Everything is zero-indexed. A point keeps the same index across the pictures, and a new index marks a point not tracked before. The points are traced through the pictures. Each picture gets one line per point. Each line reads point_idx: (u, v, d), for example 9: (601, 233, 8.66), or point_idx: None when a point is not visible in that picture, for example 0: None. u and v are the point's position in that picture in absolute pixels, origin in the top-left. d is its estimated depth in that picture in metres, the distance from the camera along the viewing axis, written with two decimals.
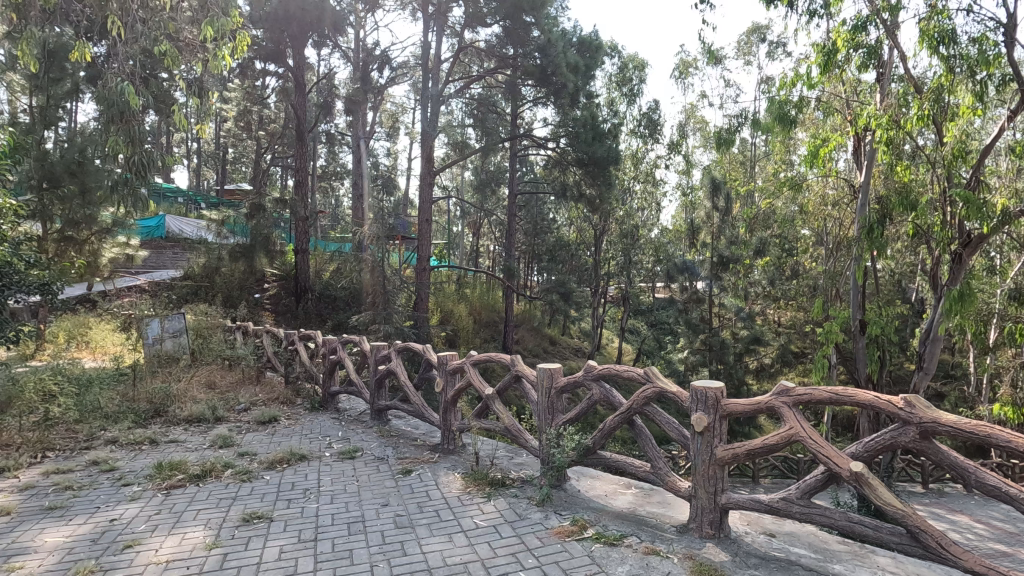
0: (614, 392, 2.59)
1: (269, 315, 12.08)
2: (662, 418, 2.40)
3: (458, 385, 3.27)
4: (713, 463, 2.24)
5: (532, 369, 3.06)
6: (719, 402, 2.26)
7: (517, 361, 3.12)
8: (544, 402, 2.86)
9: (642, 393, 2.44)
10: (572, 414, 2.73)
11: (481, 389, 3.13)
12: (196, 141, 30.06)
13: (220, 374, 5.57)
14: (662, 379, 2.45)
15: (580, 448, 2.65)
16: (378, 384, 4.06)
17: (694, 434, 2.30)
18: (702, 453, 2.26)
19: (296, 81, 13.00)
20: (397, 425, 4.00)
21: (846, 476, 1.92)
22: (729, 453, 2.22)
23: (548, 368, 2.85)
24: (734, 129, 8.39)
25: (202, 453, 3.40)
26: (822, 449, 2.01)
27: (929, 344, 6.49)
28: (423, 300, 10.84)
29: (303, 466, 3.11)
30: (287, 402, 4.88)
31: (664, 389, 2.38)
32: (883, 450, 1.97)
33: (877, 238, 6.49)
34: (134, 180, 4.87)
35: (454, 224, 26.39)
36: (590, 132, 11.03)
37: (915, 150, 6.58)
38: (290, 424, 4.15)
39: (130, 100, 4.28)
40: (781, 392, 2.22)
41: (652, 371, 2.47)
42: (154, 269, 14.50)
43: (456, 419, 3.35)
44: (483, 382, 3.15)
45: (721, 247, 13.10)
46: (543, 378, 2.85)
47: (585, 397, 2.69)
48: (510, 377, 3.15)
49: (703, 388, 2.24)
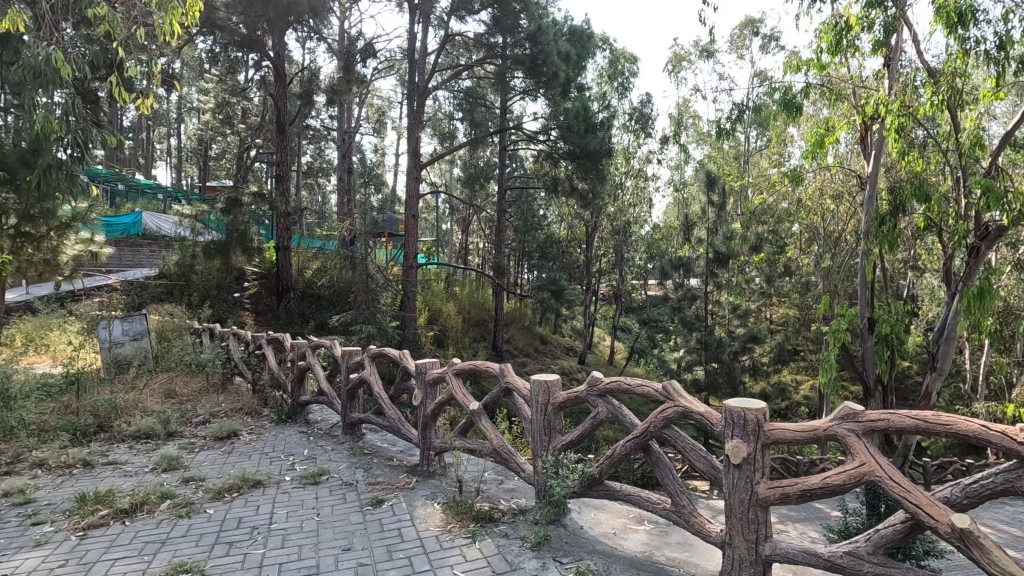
0: (624, 411, 2.22)
1: (248, 315, 11.57)
2: (686, 444, 2.07)
3: (439, 398, 2.84)
4: (753, 504, 1.91)
5: (523, 381, 2.65)
6: (762, 428, 1.91)
7: (507, 371, 2.71)
8: (537, 420, 2.45)
9: (664, 413, 2.09)
10: (573, 436, 2.33)
11: (464, 403, 2.70)
12: (176, 136, 29.33)
13: (180, 382, 5.08)
14: (685, 396, 2.09)
15: (585, 478, 2.28)
16: (352, 395, 3.61)
17: (727, 464, 1.95)
18: (740, 492, 1.92)
19: (276, 72, 12.46)
20: (372, 441, 3.56)
21: (945, 532, 1.58)
22: (776, 493, 1.88)
23: (541, 380, 2.45)
24: (733, 119, 7.99)
25: (141, 477, 2.93)
26: (909, 495, 1.67)
27: (942, 344, 6.17)
28: (409, 298, 10.37)
29: (256, 496, 2.66)
30: (252, 412, 4.41)
31: (689, 408, 2.03)
32: (993, 496, 1.61)
33: (889, 231, 6.14)
34: (73, 164, 4.60)
35: (443, 221, 25.88)
36: (582, 123, 10.58)
37: (928, 137, 6.21)
38: (251, 439, 3.68)
39: (59, 69, 3.76)
40: (845, 417, 1.88)
41: (672, 387, 2.10)
42: (128, 267, 13.91)
43: (437, 437, 2.93)
44: (467, 396, 2.72)
45: (717, 243, 12.72)
46: (536, 392, 2.43)
47: (588, 416, 2.28)
48: (499, 390, 2.73)
49: (741, 409, 1.91)
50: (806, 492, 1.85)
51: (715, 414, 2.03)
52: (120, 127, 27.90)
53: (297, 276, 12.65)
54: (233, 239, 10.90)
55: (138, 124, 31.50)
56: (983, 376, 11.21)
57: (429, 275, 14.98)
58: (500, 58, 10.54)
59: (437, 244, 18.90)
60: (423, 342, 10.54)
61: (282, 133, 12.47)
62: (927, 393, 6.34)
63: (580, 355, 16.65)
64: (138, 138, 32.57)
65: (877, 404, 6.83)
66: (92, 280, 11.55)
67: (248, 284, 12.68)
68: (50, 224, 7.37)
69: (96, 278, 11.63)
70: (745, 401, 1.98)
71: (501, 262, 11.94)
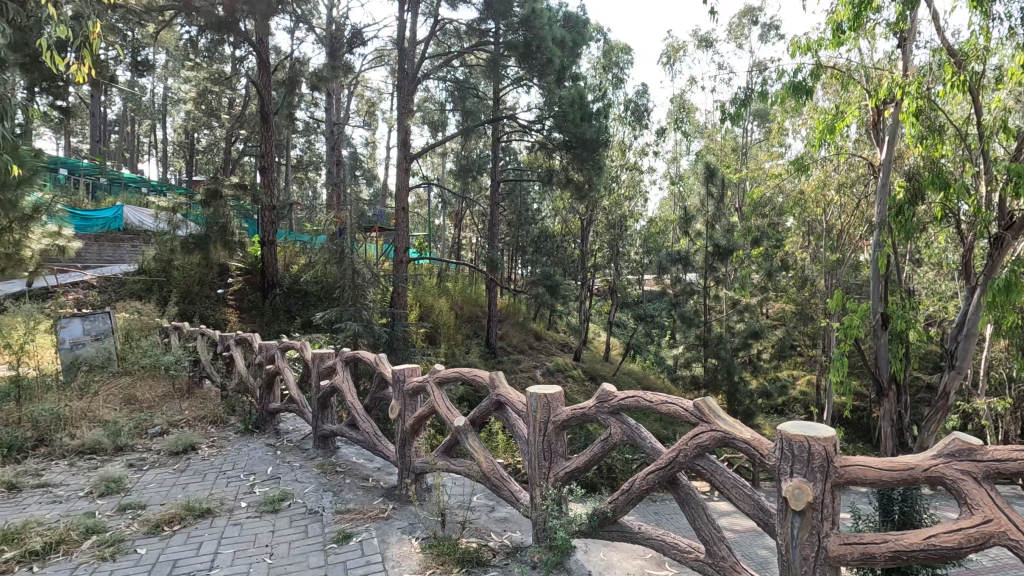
0: (642, 431, 1.93)
1: (232, 311, 11.15)
2: (725, 476, 1.79)
3: (418, 412, 2.47)
4: (819, 560, 1.59)
5: (518, 393, 2.32)
6: (830, 462, 1.58)
7: (499, 380, 2.38)
8: (537, 442, 2.13)
9: (702, 439, 1.79)
10: (581, 462, 2.04)
11: (448, 418, 2.34)
12: (162, 130, 28.67)
13: (140, 386, 4.66)
14: (721, 417, 1.80)
15: (597, 517, 2.02)
16: (323, 404, 3.20)
17: (786, 509, 1.63)
18: (805, 547, 1.60)
19: (259, 59, 11.98)
20: (346, 455, 3.17)
21: None
22: (851, 550, 1.57)
23: (540, 393, 2.12)
24: (738, 105, 7.57)
25: (71, 505, 2.53)
26: None
27: (961, 341, 5.83)
28: (399, 294, 9.97)
29: (199, 531, 2.26)
30: (217, 422, 4.01)
31: (730, 432, 1.73)
32: None
33: (908, 221, 5.78)
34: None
35: (435, 216, 25.40)
36: (577, 112, 10.17)
37: (946, 122, 5.86)
38: (210, 454, 3.29)
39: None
40: (944, 453, 1.55)
41: (706, 405, 1.80)
42: (107, 263, 13.39)
43: (416, 457, 2.55)
44: (451, 410, 2.37)
45: (716, 236, 12.28)
46: (536, 407, 2.11)
47: (600, 439, 1.98)
48: (489, 403, 2.38)
49: (807, 439, 1.59)
50: (896, 553, 1.56)
51: (763, 440, 1.73)
52: (103, 117, 27.18)
53: (284, 271, 12.23)
54: (213, 232, 10.38)
55: (122, 117, 30.73)
56: (985, 372, 10.96)
57: (420, 269, 14.55)
58: (492, 45, 10.13)
59: (429, 238, 18.42)
60: (414, 340, 10.14)
61: (266, 123, 11.97)
62: (945, 393, 6.01)
63: (574, 351, 16.27)
64: (122, 130, 31.84)
65: (890, 404, 6.51)
66: (68, 276, 11.04)
67: (232, 280, 12.23)
68: (11, 216, 6.89)
69: (72, 274, 11.13)
70: (802, 427, 1.67)
71: (494, 256, 11.51)
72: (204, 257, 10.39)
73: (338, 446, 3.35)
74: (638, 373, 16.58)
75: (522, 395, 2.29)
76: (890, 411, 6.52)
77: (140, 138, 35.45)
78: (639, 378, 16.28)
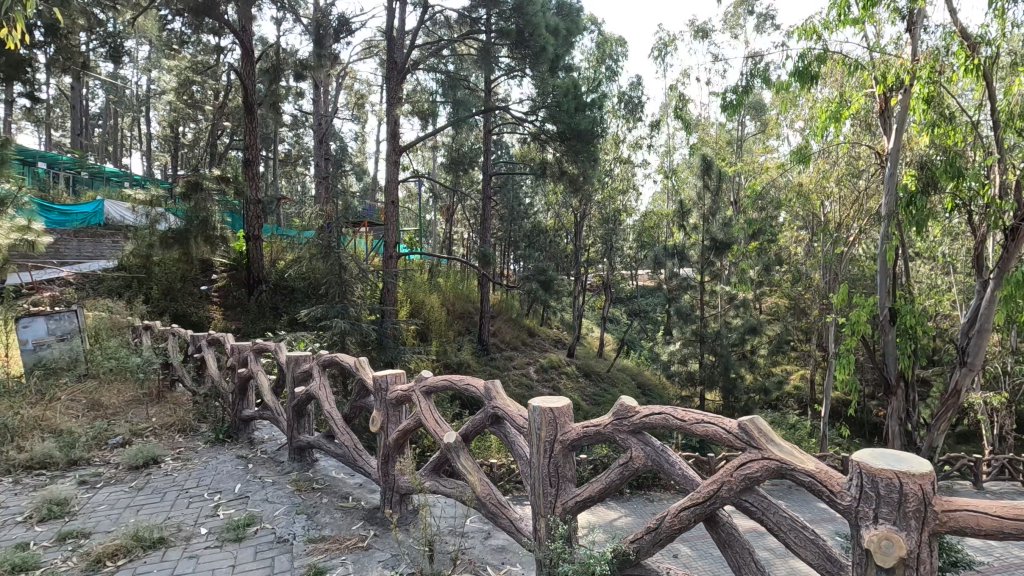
0: (669, 455, 1.75)
1: (216, 309, 10.86)
2: (779, 514, 1.55)
3: (403, 425, 2.29)
4: None
5: (518, 407, 2.14)
6: (927, 505, 1.31)
7: (495, 389, 2.19)
8: (543, 466, 1.96)
9: (751, 470, 1.57)
10: (595, 489, 1.87)
11: (437, 434, 2.17)
12: (145, 123, 27.98)
13: (106, 391, 4.33)
14: (776, 445, 1.58)
15: (618, 559, 1.86)
16: (299, 412, 2.95)
17: (868, 564, 1.36)
18: None
19: (242, 47, 11.58)
20: (326, 471, 2.93)
21: None
22: None
23: (542, 405, 1.96)
24: (741, 93, 7.26)
25: (5, 533, 2.34)
26: None
27: (973, 337, 5.62)
28: (389, 290, 9.65)
29: (146, 566, 2.09)
30: (187, 429, 3.80)
31: (785, 461, 1.52)
32: None
33: (918, 212, 5.53)
34: None
35: (427, 211, 25.04)
36: (572, 102, 9.83)
37: (956, 110, 5.65)
38: (174, 466, 3.07)
39: None
40: None
41: (756, 429, 1.59)
42: (87, 260, 13.00)
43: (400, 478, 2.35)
44: (440, 424, 2.20)
45: (713, 229, 11.88)
46: (540, 423, 1.94)
47: (620, 462, 1.82)
48: (484, 417, 2.21)
49: (898, 476, 1.33)
50: None
51: (829, 471, 1.48)
52: (85, 110, 26.51)
53: (270, 267, 11.92)
54: (193, 226, 9.98)
55: (105, 110, 30.10)
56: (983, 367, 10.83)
57: (412, 264, 14.23)
58: (483, 34, 9.79)
59: (421, 233, 18.06)
60: (404, 338, 9.87)
61: (251, 114, 11.59)
62: (956, 391, 5.79)
63: (568, 348, 16.01)
64: (106, 124, 31.18)
65: (898, 403, 6.27)
66: (44, 272, 10.64)
67: (216, 276, 11.87)
68: None
69: (49, 271, 10.72)
70: (886, 458, 1.41)
71: (486, 251, 11.18)
72: (184, 253, 10.02)
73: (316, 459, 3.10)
74: (632, 369, 16.37)
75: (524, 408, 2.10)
76: (897, 409, 6.28)
77: (123, 132, 34.76)
78: (633, 374, 16.06)
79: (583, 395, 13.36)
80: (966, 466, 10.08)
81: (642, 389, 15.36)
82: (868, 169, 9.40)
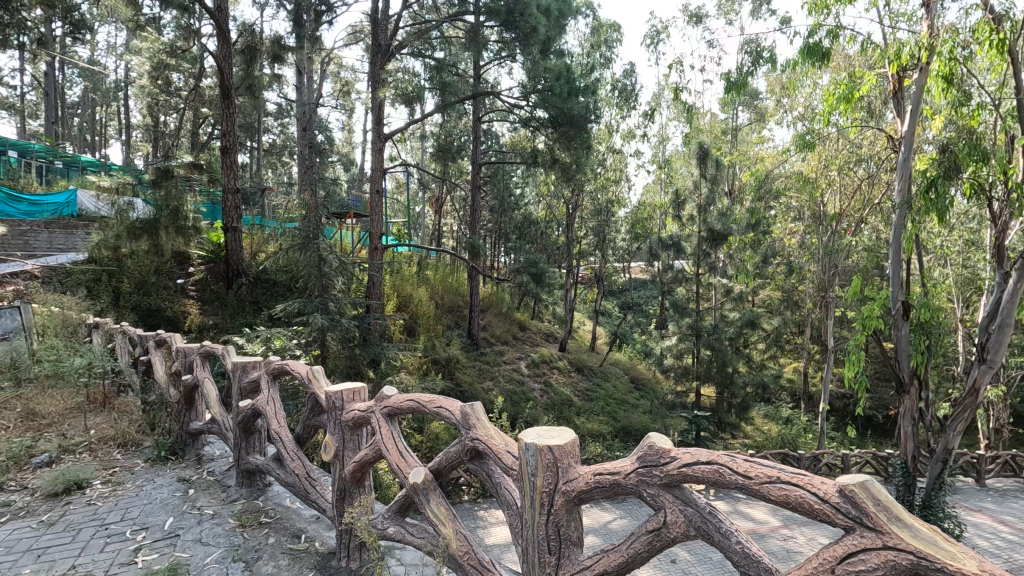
0: (718, 521, 1.35)
1: (192, 303, 10.38)
2: None
3: (362, 457, 2.27)
4: None
5: (506, 442, 1.85)
6: None
7: (474, 415, 1.91)
8: (542, 523, 1.65)
9: (868, 566, 1.13)
10: (609, 557, 1.52)
11: (403, 472, 2.06)
12: (124, 112, 27.03)
13: (45, 398, 4.10)
14: (906, 529, 1.13)
15: None
16: (247, 432, 3.09)
17: None
18: None
19: (218, 29, 10.97)
20: (276, 500, 3.00)
21: None
22: None
23: (539, 444, 1.63)
24: (748, 72, 6.78)
25: None
26: None
27: (994, 332, 5.26)
28: (374, 284, 9.17)
29: None
30: (127, 444, 3.77)
31: (923, 557, 1.07)
32: None
33: (940, 199, 5.12)
34: None
35: (414, 202, 24.40)
36: (564, 86, 9.29)
37: (978, 88, 5.27)
38: (103, 494, 3.06)
39: None
40: None
41: (872, 500, 1.15)
42: (58, 251, 12.46)
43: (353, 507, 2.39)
44: (407, 461, 2.07)
45: (710, 219, 11.42)
46: (536, 467, 1.62)
47: (652, 526, 1.44)
48: (459, 451, 1.97)
49: None
50: None
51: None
52: (60, 96, 25.49)
53: (250, 260, 11.46)
54: (164, 217, 9.44)
55: (83, 99, 29.19)
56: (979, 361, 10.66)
57: (399, 256, 13.79)
58: (471, 15, 9.30)
59: (409, 224, 17.53)
60: (388, 334, 9.50)
61: (228, 99, 11.03)
62: (974, 389, 5.43)
63: (560, 342, 15.61)
64: (85, 113, 30.25)
65: (911, 401, 5.92)
66: (8, 266, 10.16)
67: (192, 269, 11.39)
68: None
69: (14, 264, 10.25)
70: None
71: (475, 242, 10.72)
72: (155, 245, 9.51)
73: (267, 482, 3.19)
74: (624, 364, 16.00)
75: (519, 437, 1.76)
76: (910, 408, 5.94)
77: (103, 117, 33.84)
78: (626, 368, 15.71)
79: (576, 390, 13.02)
80: (967, 462, 9.84)
81: (635, 383, 15.04)
82: (872, 157, 9.02)
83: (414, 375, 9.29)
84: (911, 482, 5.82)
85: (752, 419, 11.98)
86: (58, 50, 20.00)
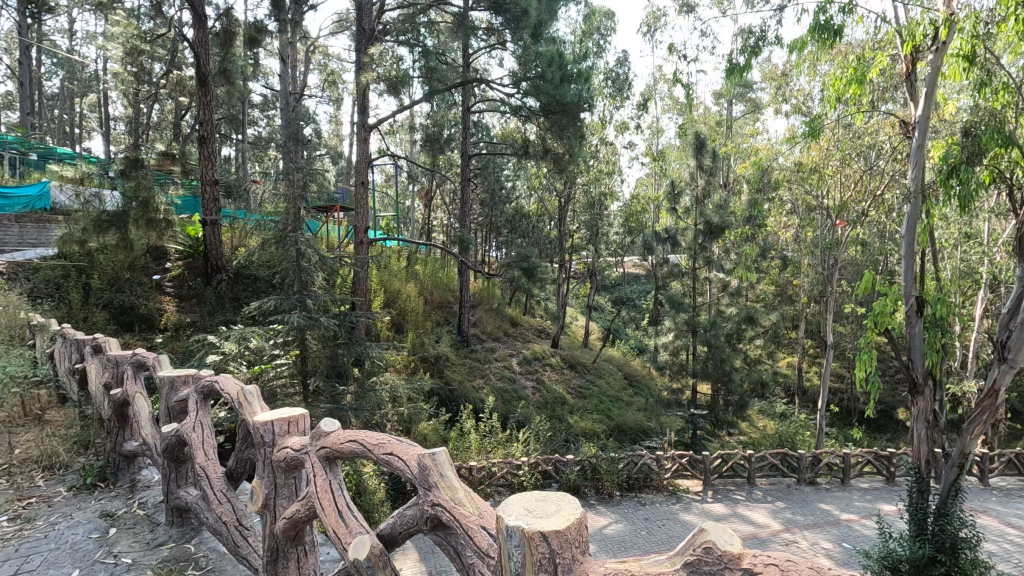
0: None
1: (169, 300, 9.91)
2: None
3: (295, 515, 2.28)
4: None
5: (482, 520, 1.59)
6: None
7: (435, 473, 1.72)
8: None
9: None
10: None
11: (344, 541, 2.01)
12: (104, 106, 26.21)
13: None
14: None
15: None
16: (174, 461, 3.34)
17: None
18: None
19: (193, 13, 10.42)
20: (206, 547, 3.18)
21: None
22: None
23: (527, 529, 1.27)
24: (752, 55, 6.34)
25: None
26: None
27: (1015, 330, 4.95)
28: (359, 280, 8.76)
29: None
30: (53, 464, 4.06)
31: None
32: None
33: (963, 186, 4.76)
34: None
35: (403, 197, 23.82)
36: (557, 72, 8.78)
37: (1002, 65, 4.92)
38: (18, 532, 3.27)
39: None
40: None
41: None
42: (26, 247, 11.92)
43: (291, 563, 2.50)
44: (347, 531, 2.02)
45: (707, 212, 11.02)
46: (523, 559, 1.27)
47: None
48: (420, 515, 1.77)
49: None
50: None
51: None
52: (36, 88, 24.60)
53: (230, 255, 11.01)
54: (133, 208, 8.88)
55: (63, 90, 28.36)
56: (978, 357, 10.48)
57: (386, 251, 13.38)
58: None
59: (397, 219, 17.02)
60: (374, 332, 9.12)
61: (203, 86, 10.48)
62: (993, 390, 5.10)
63: (552, 337, 15.25)
64: (65, 106, 29.35)
65: (924, 403, 5.60)
66: None
67: (169, 264, 10.91)
68: None
69: None
70: None
71: (463, 235, 10.28)
72: (124, 238, 9.02)
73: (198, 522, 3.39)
74: (618, 360, 15.68)
75: (500, 510, 1.40)
76: (924, 410, 5.61)
77: (84, 112, 33.06)
78: (620, 365, 15.39)
79: (569, 387, 12.68)
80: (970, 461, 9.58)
81: (629, 379, 14.73)
82: (877, 145, 8.66)
83: (401, 374, 8.90)
84: (923, 487, 5.47)
85: (749, 417, 11.69)
86: (33, 39, 19.27)
